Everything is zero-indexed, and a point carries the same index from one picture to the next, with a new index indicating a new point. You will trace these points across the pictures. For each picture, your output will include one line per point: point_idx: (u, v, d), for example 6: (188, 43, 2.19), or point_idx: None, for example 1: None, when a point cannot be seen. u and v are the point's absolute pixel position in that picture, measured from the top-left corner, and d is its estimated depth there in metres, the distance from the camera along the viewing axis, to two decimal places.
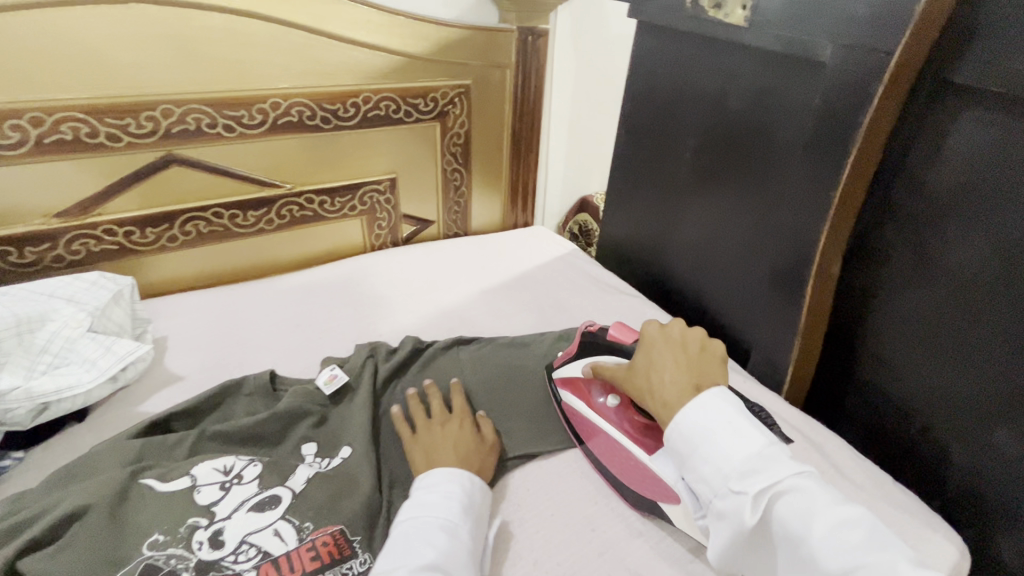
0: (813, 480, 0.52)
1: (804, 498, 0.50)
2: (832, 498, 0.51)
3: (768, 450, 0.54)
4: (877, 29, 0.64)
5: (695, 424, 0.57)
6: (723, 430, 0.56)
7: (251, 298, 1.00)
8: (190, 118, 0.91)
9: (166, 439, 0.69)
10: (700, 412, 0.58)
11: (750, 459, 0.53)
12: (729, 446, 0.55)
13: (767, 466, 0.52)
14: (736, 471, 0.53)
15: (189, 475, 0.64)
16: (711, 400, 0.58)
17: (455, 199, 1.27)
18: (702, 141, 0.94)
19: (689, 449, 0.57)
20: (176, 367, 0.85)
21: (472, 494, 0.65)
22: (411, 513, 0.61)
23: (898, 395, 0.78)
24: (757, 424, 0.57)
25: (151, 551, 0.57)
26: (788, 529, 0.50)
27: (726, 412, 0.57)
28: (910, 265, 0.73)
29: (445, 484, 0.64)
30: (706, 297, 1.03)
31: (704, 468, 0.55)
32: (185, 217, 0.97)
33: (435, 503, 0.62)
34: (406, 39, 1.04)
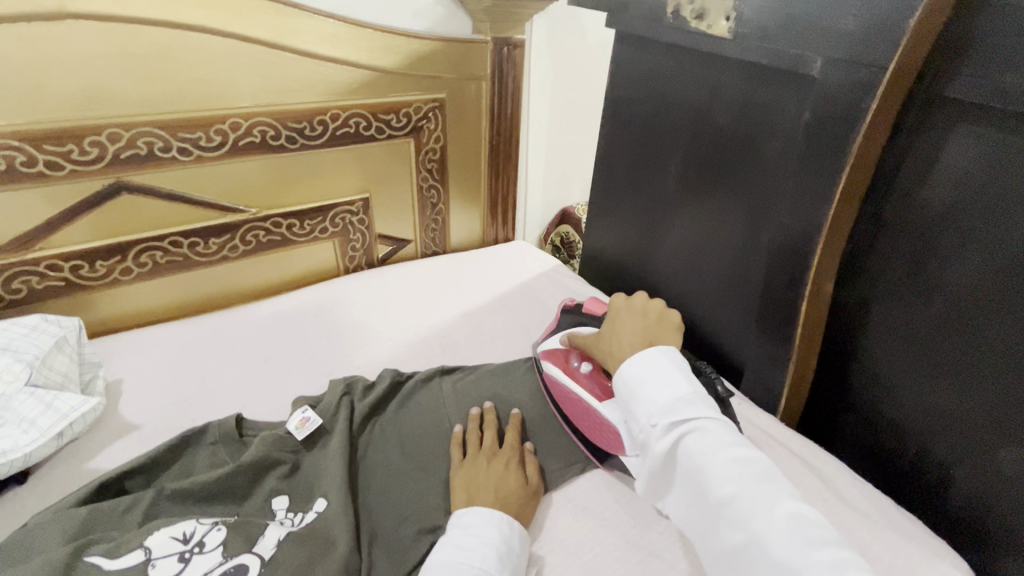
0: (723, 424, 0.56)
1: (709, 436, 0.55)
2: (738, 440, 0.55)
3: (689, 395, 0.59)
4: (868, 42, 0.62)
5: (633, 370, 0.63)
6: (654, 375, 0.61)
7: (215, 331, 0.94)
8: (141, 142, 0.84)
9: (118, 505, 0.63)
10: (639, 360, 0.63)
11: (670, 400, 0.59)
12: (653, 388, 0.60)
13: (682, 407, 0.57)
14: (655, 408, 0.59)
15: (143, 548, 0.57)
16: (652, 353, 0.64)
17: (432, 216, 1.22)
18: (687, 155, 0.91)
19: (624, 391, 0.63)
20: (132, 415, 0.78)
21: (511, 540, 0.61)
22: (448, 556, 0.58)
23: (896, 415, 0.76)
24: (688, 376, 0.62)
25: None
26: (688, 460, 0.54)
27: (663, 364, 0.62)
28: (905, 282, 0.71)
29: (486, 527, 0.61)
30: (695, 313, 1.00)
31: (633, 405, 0.61)
32: (140, 248, 0.90)
33: (472, 548, 0.59)
34: (375, 52, 0.98)
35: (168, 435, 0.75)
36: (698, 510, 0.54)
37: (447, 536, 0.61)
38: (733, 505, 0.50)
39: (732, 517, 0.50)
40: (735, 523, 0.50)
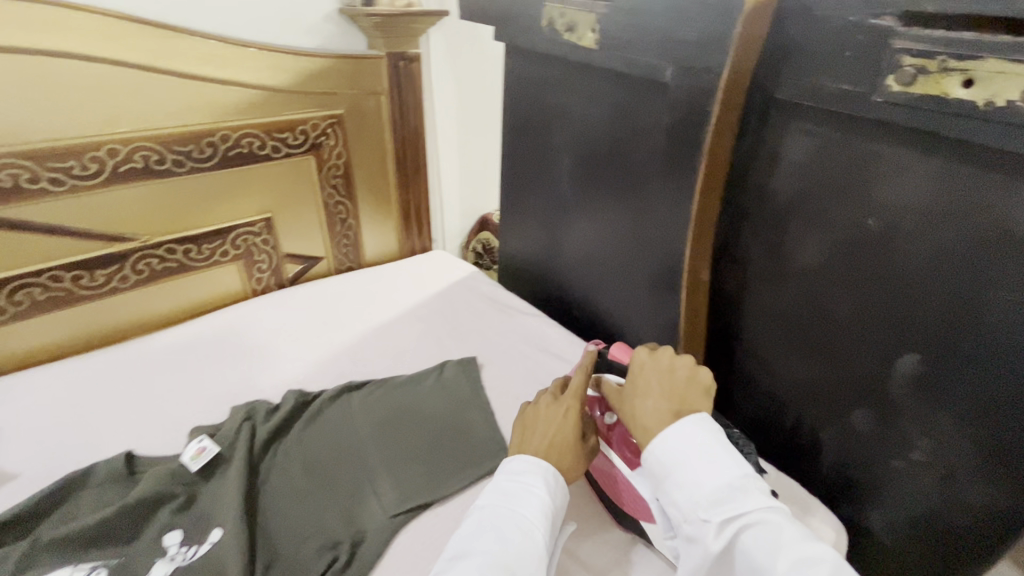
0: (782, 512, 0.51)
1: (770, 531, 0.49)
2: (800, 530, 0.49)
3: (737, 479, 0.52)
4: (705, 52, 0.67)
5: (666, 446, 0.56)
6: (693, 456, 0.54)
7: (107, 366, 0.89)
8: (4, 175, 0.79)
9: None
10: (675, 437, 0.56)
11: (718, 488, 0.52)
12: (697, 474, 0.54)
13: (735, 499, 0.51)
14: (704, 499, 0.52)
15: None
16: (689, 428, 0.56)
17: (343, 231, 1.21)
18: (576, 159, 0.96)
19: (660, 473, 0.56)
20: (10, 463, 0.73)
21: (555, 492, 0.60)
22: (493, 502, 0.58)
23: (774, 388, 0.83)
24: (729, 450, 0.55)
25: None
26: (751, 562, 0.49)
27: (700, 437, 0.55)
28: (768, 266, 0.77)
29: (532, 476, 0.60)
30: (600, 309, 1.04)
31: (677, 495, 0.54)
32: (14, 286, 0.85)
33: (516, 495, 0.58)
34: (263, 72, 0.98)
35: (49, 481, 0.71)
36: None
37: (495, 484, 0.60)
38: None
39: None
40: None
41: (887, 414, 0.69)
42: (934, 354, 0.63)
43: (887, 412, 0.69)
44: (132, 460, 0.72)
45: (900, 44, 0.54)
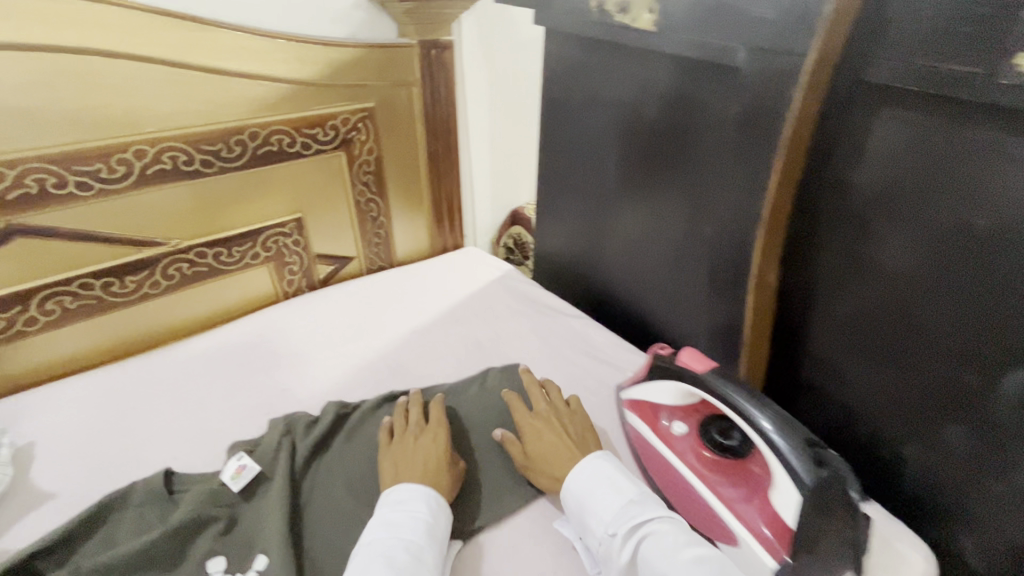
0: (676, 524, 0.57)
1: (666, 538, 0.55)
2: (692, 540, 0.55)
3: (637, 498, 0.60)
4: (787, 32, 0.60)
5: (575, 477, 0.64)
6: (599, 483, 0.62)
7: (141, 376, 0.86)
8: (30, 180, 0.76)
9: None
10: (583, 468, 0.64)
11: (622, 506, 0.59)
12: (604, 498, 0.61)
13: (634, 513, 0.58)
14: (611, 517, 0.58)
15: None
16: (590, 461, 0.65)
17: (374, 230, 1.16)
18: (624, 152, 0.89)
19: (574, 506, 0.62)
20: (47, 483, 0.70)
21: (437, 514, 0.62)
22: (377, 534, 0.58)
23: (848, 398, 0.76)
24: (631, 479, 0.63)
25: None
26: (651, 568, 0.53)
27: (604, 468, 0.64)
28: (845, 268, 0.71)
29: (414, 502, 0.62)
30: (647, 311, 0.98)
31: (589, 521, 0.60)
32: (44, 295, 0.82)
33: (398, 523, 0.59)
34: (292, 64, 0.92)
35: (87, 502, 0.68)
36: None
37: (379, 512, 0.61)
38: None
39: None
40: None
41: (987, 433, 0.62)
42: None
43: (988, 430, 0.62)
44: (171, 480, 0.69)
45: None
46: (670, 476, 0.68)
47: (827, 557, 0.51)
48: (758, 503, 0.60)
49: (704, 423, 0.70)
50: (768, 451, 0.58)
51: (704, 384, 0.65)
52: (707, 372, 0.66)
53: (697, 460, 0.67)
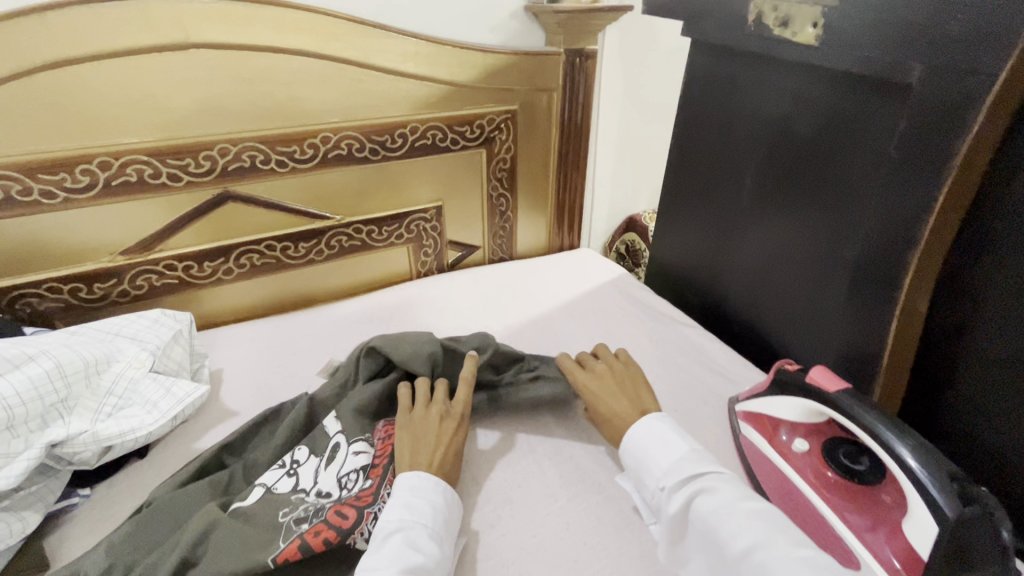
0: (731, 482, 0.57)
1: (719, 493, 0.56)
2: (747, 494, 0.56)
3: (691, 454, 0.61)
4: (973, 49, 0.58)
5: (634, 436, 0.66)
6: (652, 441, 0.65)
7: (303, 328, 1.01)
8: (245, 156, 0.92)
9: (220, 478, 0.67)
10: (642, 428, 0.67)
11: (674, 462, 0.61)
12: (657, 452, 0.63)
13: (686, 467, 0.60)
14: (664, 473, 0.61)
15: (261, 485, 0.66)
16: (649, 419, 0.68)
17: (501, 223, 1.25)
18: (766, 164, 0.89)
19: (631, 462, 0.65)
20: (231, 402, 0.85)
21: (451, 507, 0.62)
22: (399, 514, 0.58)
23: (996, 448, 0.68)
24: (689, 438, 0.65)
25: (288, 518, 0.61)
26: (699, 518, 0.55)
27: (662, 427, 0.66)
28: (1014, 302, 0.64)
29: (431, 486, 0.62)
30: (771, 328, 0.96)
31: (643, 475, 0.63)
32: (240, 251, 0.99)
33: (418, 505, 0.59)
34: (453, 68, 1.03)
35: None
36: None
37: (399, 491, 0.61)
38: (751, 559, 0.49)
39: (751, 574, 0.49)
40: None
41: None
42: None
43: None
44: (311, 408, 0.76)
45: None
46: (785, 490, 0.67)
47: None
48: (887, 536, 0.58)
49: (828, 443, 0.68)
50: (902, 477, 0.56)
51: (834, 402, 0.64)
52: (839, 392, 0.64)
53: (817, 478, 0.65)
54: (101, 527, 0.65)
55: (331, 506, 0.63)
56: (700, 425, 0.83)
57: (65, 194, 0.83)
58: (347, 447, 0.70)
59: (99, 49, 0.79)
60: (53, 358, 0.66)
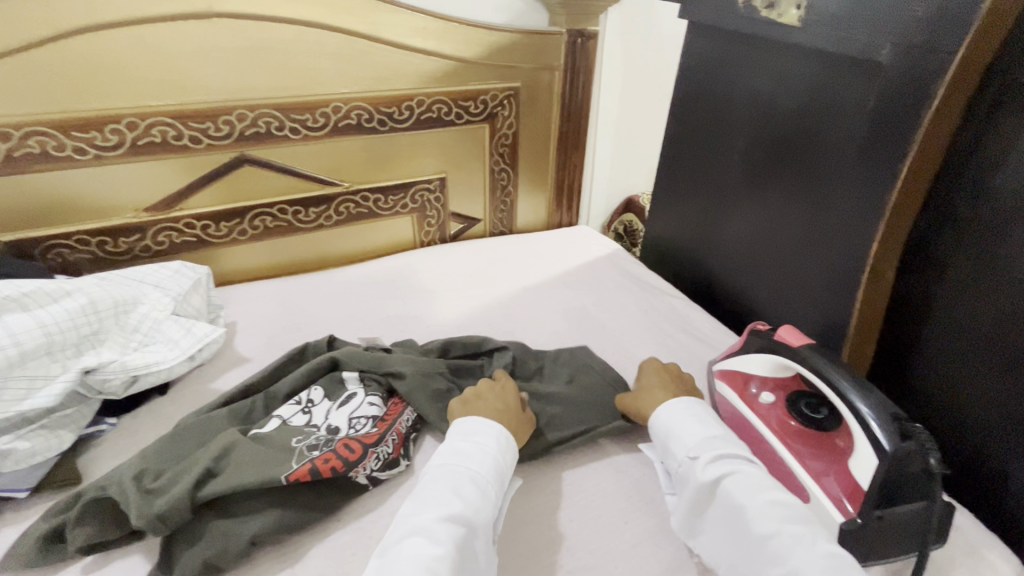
0: (760, 470, 0.60)
1: (748, 476, 0.58)
2: (773, 483, 0.58)
3: (723, 436, 0.64)
4: (936, 29, 0.63)
5: (663, 412, 0.69)
6: (688, 417, 0.67)
7: (310, 288, 1.08)
8: (261, 122, 0.98)
9: (241, 407, 0.75)
10: (673, 405, 0.69)
11: (706, 438, 0.64)
12: (688, 428, 0.66)
13: (719, 446, 0.62)
14: (694, 446, 0.63)
15: (277, 417, 0.74)
16: (680, 400, 0.71)
17: (502, 198, 1.31)
18: (751, 142, 0.93)
19: (659, 433, 0.68)
20: (244, 350, 0.92)
21: (504, 451, 0.65)
22: (447, 460, 0.62)
23: (952, 406, 0.74)
24: (717, 422, 0.67)
25: (299, 444, 0.68)
26: (729, 495, 0.57)
27: (692, 408, 0.69)
28: (971, 269, 0.69)
29: (484, 436, 0.65)
30: (752, 300, 1.01)
31: (671, 445, 0.65)
32: (254, 213, 1.06)
33: (468, 453, 0.63)
34: (459, 44, 1.08)
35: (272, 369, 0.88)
36: (732, 551, 0.56)
37: (452, 440, 0.65)
38: (771, 540, 0.52)
39: (772, 554, 0.52)
40: (775, 560, 0.51)
41: None
42: None
43: None
44: (333, 363, 0.81)
45: None
46: (750, 436, 0.73)
47: (893, 523, 0.56)
48: (836, 473, 0.63)
49: (792, 396, 0.73)
50: (851, 418, 0.61)
51: (800, 356, 0.69)
52: (803, 347, 0.69)
53: (781, 426, 0.70)
54: (128, 449, 0.73)
55: (339, 439, 0.69)
56: None
57: (95, 151, 0.89)
58: (363, 397, 0.77)
59: (130, 16, 0.85)
60: (86, 295, 0.73)
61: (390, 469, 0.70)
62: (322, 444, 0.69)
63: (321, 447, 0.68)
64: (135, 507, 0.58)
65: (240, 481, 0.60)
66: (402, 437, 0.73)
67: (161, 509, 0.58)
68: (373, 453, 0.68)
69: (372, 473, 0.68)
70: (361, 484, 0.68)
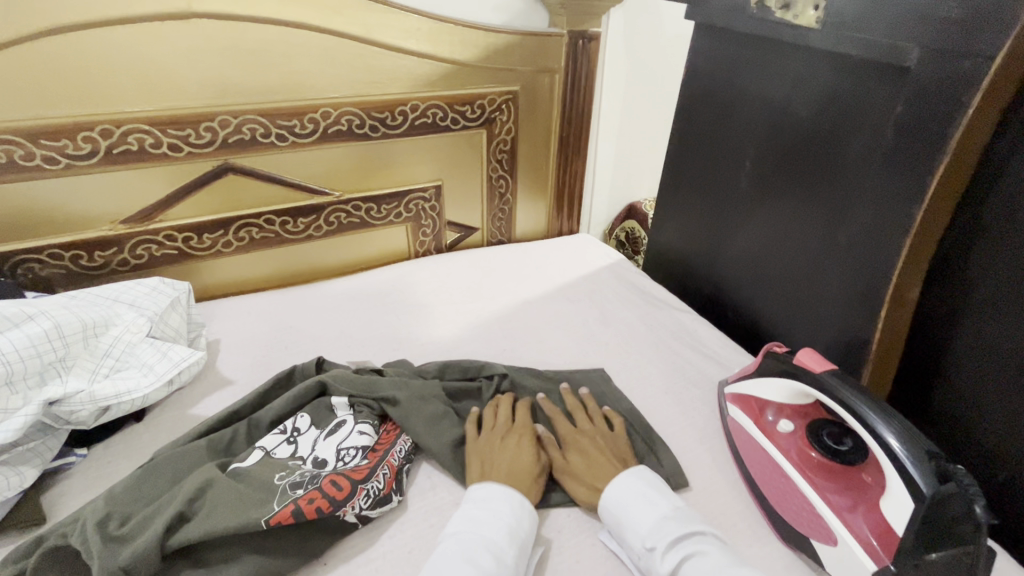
0: (721, 549, 0.56)
1: (711, 561, 0.54)
2: (738, 564, 0.54)
3: (673, 514, 0.60)
4: (971, 32, 0.58)
5: (609, 494, 0.63)
6: (634, 497, 0.62)
7: (299, 303, 1.02)
8: (246, 128, 0.93)
9: (221, 437, 0.70)
10: (616, 484, 0.63)
11: (657, 521, 0.59)
12: (635, 510, 0.60)
13: (672, 528, 0.57)
14: (648, 532, 0.58)
15: (260, 449, 0.68)
16: (624, 476, 0.65)
17: (500, 206, 1.26)
18: (763, 150, 0.89)
19: (608, 517, 0.62)
20: (227, 371, 0.86)
21: (521, 517, 0.60)
22: (460, 528, 0.58)
23: (981, 436, 0.69)
24: (664, 493, 0.63)
25: (282, 481, 0.63)
26: None
27: (636, 483, 0.64)
28: (1004, 290, 0.64)
29: (497, 502, 0.61)
30: (763, 314, 0.96)
31: (624, 532, 0.60)
32: (240, 224, 1.00)
33: (482, 520, 0.59)
34: (455, 46, 1.03)
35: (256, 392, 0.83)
36: None
37: (466, 505, 0.61)
38: None
39: None
40: None
41: None
42: None
43: None
44: (322, 386, 0.76)
45: None
46: (767, 468, 0.68)
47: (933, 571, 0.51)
48: (865, 512, 0.58)
49: (812, 424, 0.69)
50: (883, 456, 0.56)
51: (823, 383, 0.64)
52: (826, 373, 0.64)
53: (801, 458, 0.65)
54: (96, 485, 0.67)
55: (326, 474, 0.64)
56: (689, 408, 0.84)
57: (67, 161, 0.83)
58: (352, 425, 0.72)
59: (102, 16, 0.79)
60: (52, 318, 0.67)
61: (381, 507, 0.64)
62: (307, 480, 0.63)
63: (306, 483, 0.63)
64: (97, 557, 0.52)
65: (217, 528, 0.55)
66: (395, 469, 0.68)
67: (127, 560, 0.52)
68: (363, 490, 0.63)
69: (361, 512, 0.62)
70: (350, 523, 0.62)
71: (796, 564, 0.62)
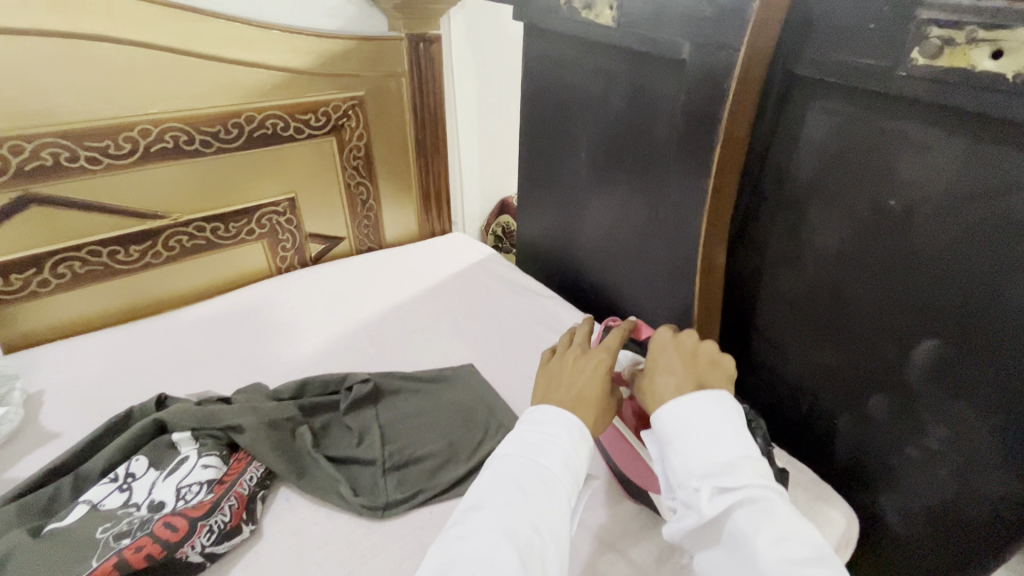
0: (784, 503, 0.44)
1: (765, 516, 0.43)
2: (799, 523, 0.43)
3: (739, 451, 0.46)
4: (721, 28, 0.67)
5: (671, 410, 0.49)
6: (694, 423, 0.48)
7: (141, 337, 0.94)
8: (46, 153, 0.84)
9: (40, 495, 0.63)
10: (682, 404, 0.49)
11: (715, 456, 0.46)
12: (695, 439, 0.47)
13: (733, 471, 0.45)
14: (699, 467, 0.46)
15: (85, 501, 0.63)
16: (702, 395, 0.49)
17: (364, 212, 1.24)
18: (592, 140, 0.96)
19: (660, 434, 0.50)
20: (52, 424, 0.78)
21: (582, 447, 0.51)
22: (514, 456, 0.50)
23: (786, 374, 0.80)
24: (737, 422, 0.48)
25: (105, 534, 0.59)
26: (739, 538, 0.43)
27: (708, 408, 0.48)
28: (783, 249, 0.75)
29: (557, 430, 0.51)
30: (617, 293, 1.03)
31: (671, 457, 0.48)
32: (56, 260, 0.90)
33: (539, 446, 0.50)
34: (287, 54, 1.00)
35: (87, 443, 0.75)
36: None
37: (522, 429, 0.52)
38: None
39: None
40: None
41: (905, 401, 0.66)
42: (953, 341, 0.60)
43: (906, 401, 0.66)
44: (161, 424, 0.71)
45: (927, 14, 0.52)
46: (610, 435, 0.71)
47: None
48: None
49: None
50: None
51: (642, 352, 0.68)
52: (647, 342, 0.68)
53: None
54: None
55: (159, 518, 0.60)
56: None
57: None
58: (195, 460, 0.67)
59: None
60: None
61: (229, 540, 0.61)
62: (136, 527, 0.60)
63: (134, 531, 0.59)
64: None
65: None
66: (246, 497, 0.65)
67: None
68: (203, 528, 0.60)
69: (206, 549, 0.60)
70: (195, 563, 0.59)
71: (638, 513, 0.68)
